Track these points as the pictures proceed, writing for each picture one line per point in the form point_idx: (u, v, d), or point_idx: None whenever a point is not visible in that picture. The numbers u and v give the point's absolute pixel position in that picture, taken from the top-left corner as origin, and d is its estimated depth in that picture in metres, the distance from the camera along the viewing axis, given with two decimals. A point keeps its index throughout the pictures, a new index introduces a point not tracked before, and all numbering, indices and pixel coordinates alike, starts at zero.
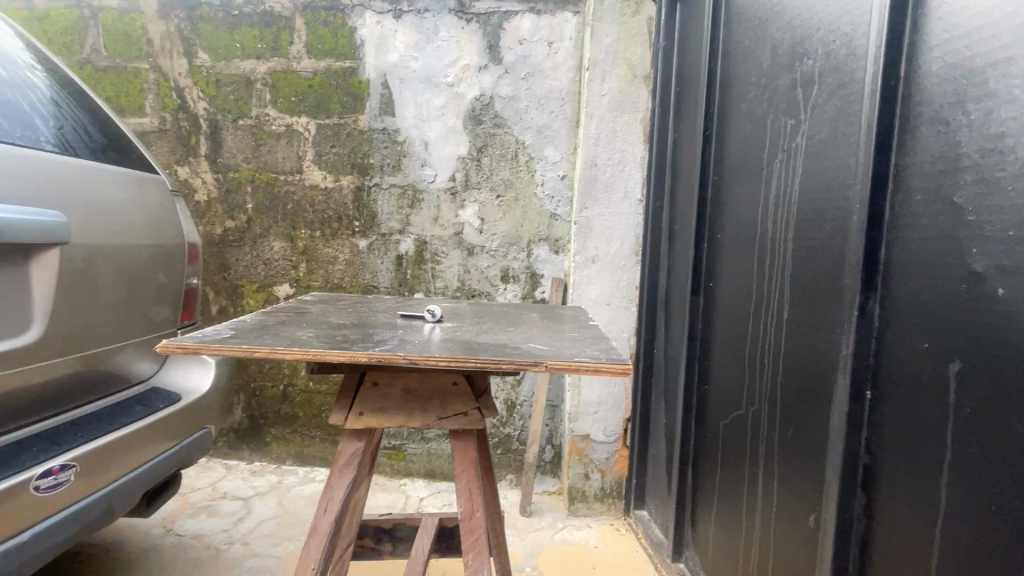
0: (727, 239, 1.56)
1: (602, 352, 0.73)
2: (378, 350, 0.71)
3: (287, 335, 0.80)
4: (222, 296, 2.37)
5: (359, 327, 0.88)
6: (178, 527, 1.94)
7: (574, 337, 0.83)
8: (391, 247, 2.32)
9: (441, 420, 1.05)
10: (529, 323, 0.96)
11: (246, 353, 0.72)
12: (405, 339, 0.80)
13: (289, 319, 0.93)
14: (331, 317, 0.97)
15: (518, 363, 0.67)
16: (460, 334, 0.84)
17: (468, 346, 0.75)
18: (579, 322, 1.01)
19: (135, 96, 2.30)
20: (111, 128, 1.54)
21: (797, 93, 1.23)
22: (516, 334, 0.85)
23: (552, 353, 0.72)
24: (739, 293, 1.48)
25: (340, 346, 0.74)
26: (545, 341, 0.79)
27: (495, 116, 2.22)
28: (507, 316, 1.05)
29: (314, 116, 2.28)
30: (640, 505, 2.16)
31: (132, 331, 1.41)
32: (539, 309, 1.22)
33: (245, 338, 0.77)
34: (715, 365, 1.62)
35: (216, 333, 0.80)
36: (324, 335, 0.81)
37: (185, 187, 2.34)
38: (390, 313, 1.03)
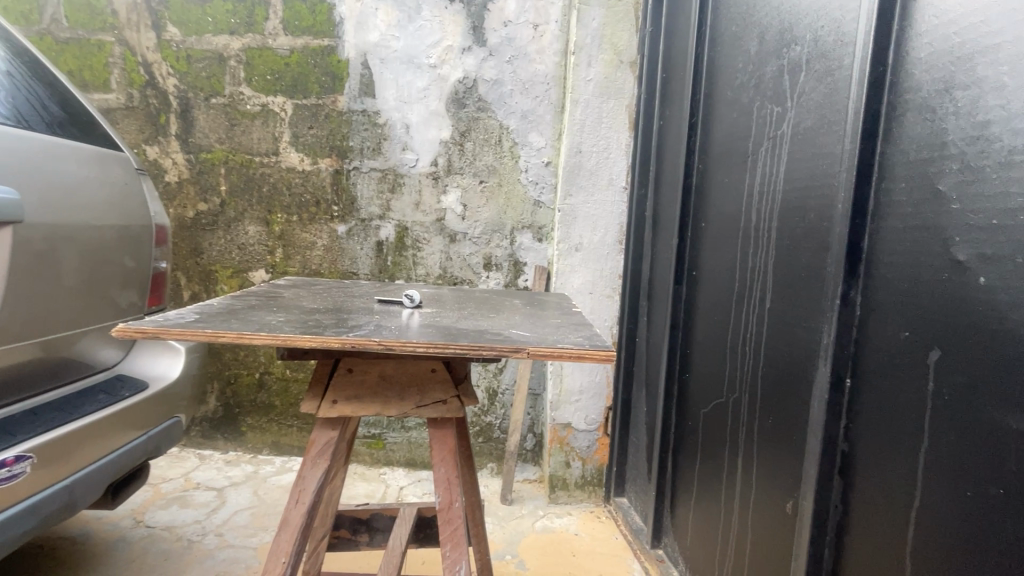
0: (711, 227, 1.55)
1: (587, 339, 0.71)
2: (352, 335, 0.68)
3: (256, 320, 0.76)
4: (194, 281, 2.29)
5: (334, 313, 0.84)
6: (148, 518, 1.88)
7: (557, 324, 0.81)
8: (371, 233, 2.27)
9: (419, 409, 1.03)
10: (511, 309, 0.94)
11: (210, 339, 0.68)
12: (382, 324, 0.77)
13: (259, 304, 0.88)
14: (305, 301, 0.93)
15: (499, 350, 0.65)
16: (440, 320, 0.81)
17: (448, 332, 0.72)
18: (562, 309, 0.99)
19: (99, 70, 2.19)
20: (72, 103, 1.45)
21: (784, 80, 1.22)
22: (497, 321, 0.82)
23: (535, 339, 0.69)
24: (721, 281, 1.48)
25: (312, 331, 0.70)
26: (528, 328, 0.77)
27: (478, 99, 2.18)
28: (489, 302, 1.02)
29: (290, 95, 2.20)
30: (620, 492, 2.17)
31: (95, 317, 1.34)
32: (522, 296, 1.19)
33: (210, 322, 0.73)
34: (697, 354, 1.62)
35: (179, 318, 0.75)
36: (296, 320, 0.77)
37: (155, 168, 2.24)
38: (367, 298, 1.00)
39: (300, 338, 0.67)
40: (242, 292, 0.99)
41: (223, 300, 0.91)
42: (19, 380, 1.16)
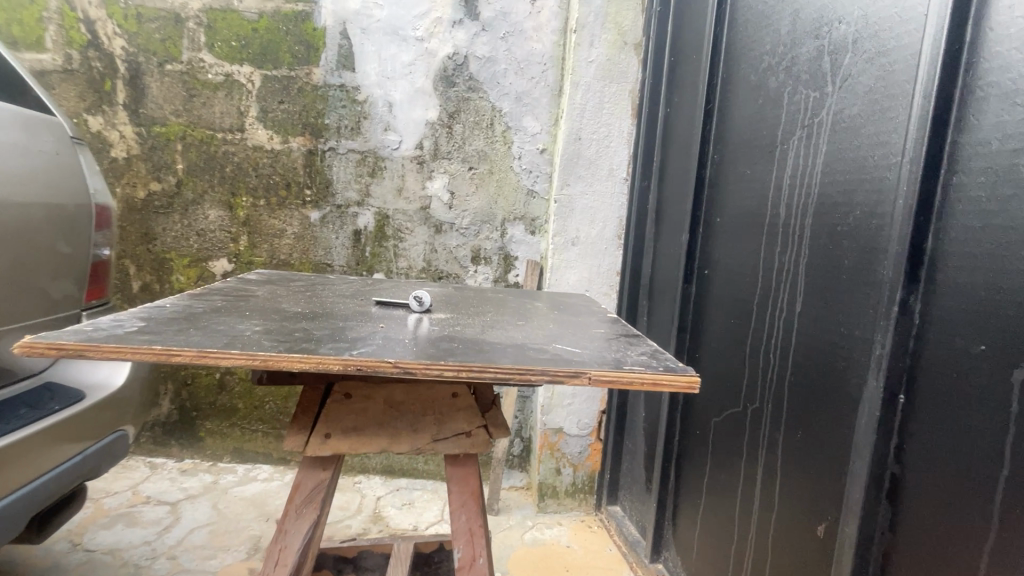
0: (727, 223, 1.44)
1: (648, 358, 0.57)
2: (356, 354, 0.51)
3: (224, 329, 0.58)
4: (145, 270, 2.04)
5: (324, 320, 0.67)
6: (88, 540, 1.65)
7: (596, 337, 0.67)
8: (348, 221, 2.07)
9: (436, 442, 0.94)
10: (535, 316, 0.79)
11: (158, 356, 0.50)
12: (388, 334, 0.60)
13: (226, 306, 0.70)
14: (284, 304, 0.76)
15: (552, 374, 0.50)
16: (459, 330, 0.65)
17: (477, 348, 0.57)
18: (592, 316, 0.85)
19: (31, 26, 1.90)
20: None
21: (823, 63, 1.11)
22: (528, 331, 0.67)
23: (587, 359, 0.55)
24: (739, 281, 1.37)
25: (299, 345, 0.53)
26: (566, 341, 0.62)
27: (469, 78, 2.01)
28: (503, 305, 0.87)
29: (258, 65, 1.96)
30: (613, 500, 2.06)
31: (20, 313, 1.11)
32: (536, 298, 1.05)
33: (158, 332, 0.55)
34: (707, 359, 1.51)
35: (116, 325, 0.57)
36: (275, 330, 0.60)
37: (99, 141, 1.97)
38: (359, 300, 0.83)
39: (285, 357, 0.50)
40: (205, 290, 0.80)
41: (178, 301, 0.72)
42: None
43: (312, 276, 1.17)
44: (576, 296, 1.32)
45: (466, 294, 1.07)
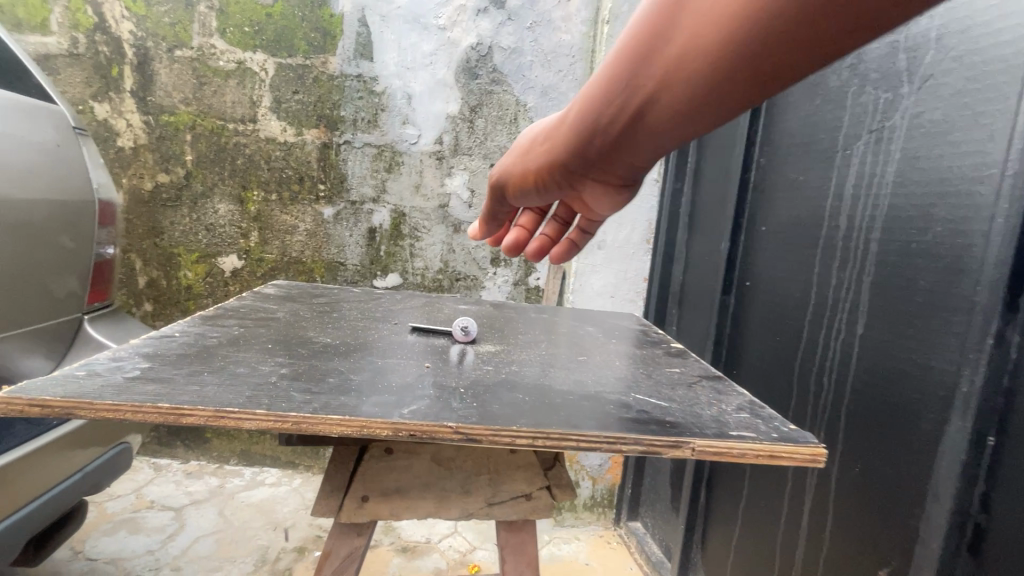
0: (774, 233, 1.34)
1: (760, 425, 0.56)
2: (405, 417, 0.48)
3: (247, 383, 0.52)
4: (152, 266, 1.96)
5: (357, 370, 0.61)
6: (90, 548, 1.59)
7: (703, 394, 0.67)
8: (363, 218, 1.98)
9: (490, 507, 0.91)
10: (594, 370, 0.73)
11: (172, 417, 0.45)
12: (434, 400, 0.54)
13: (246, 347, 0.64)
14: (310, 344, 0.69)
15: (646, 445, 0.49)
16: (507, 390, 0.60)
17: (536, 419, 0.52)
18: (645, 367, 0.78)
19: (37, 8, 1.80)
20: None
21: (897, 61, 1.00)
22: (585, 395, 0.61)
23: (693, 423, 0.55)
24: (788, 296, 1.27)
25: (332, 410, 0.48)
26: (672, 399, 0.63)
27: (493, 70, 1.90)
28: (556, 351, 0.83)
29: (272, 52, 1.86)
30: (633, 516, 1.98)
31: (19, 317, 1.03)
32: (577, 336, 0.98)
33: (173, 388, 0.49)
34: (745, 376, 1.42)
35: (125, 376, 0.50)
36: (304, 383, 0.54)
37: (105, 130, 1.88)
38: (390, 340, 0.77)
39: (323, 420, 0.46)
40: (222, 318, 0.75)
41: (194, 336, 0.66)
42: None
43: (333, 291, 1.10)
44: (614, 315, 1.26)
45: (499, 326, 1.00)
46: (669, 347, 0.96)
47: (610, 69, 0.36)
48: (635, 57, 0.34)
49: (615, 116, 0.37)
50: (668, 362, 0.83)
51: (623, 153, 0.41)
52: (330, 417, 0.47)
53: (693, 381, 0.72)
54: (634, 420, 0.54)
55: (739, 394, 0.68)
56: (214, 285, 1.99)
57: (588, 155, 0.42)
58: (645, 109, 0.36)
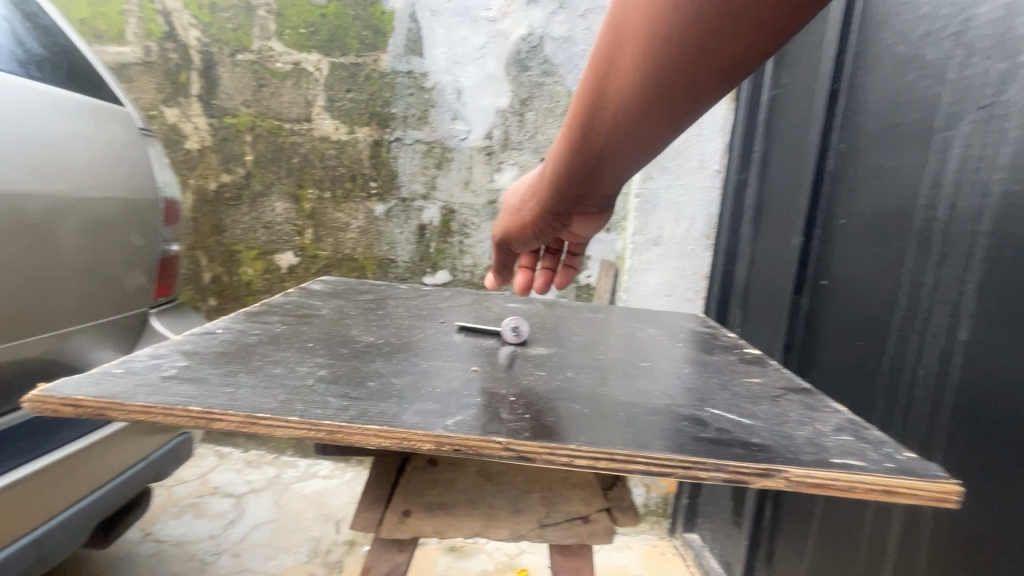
0: (856, 226, 1.21)
1: (868, 451, 0.49)
2: (450, 430, 0.44)
3: (284, 386, 0.50)
4: (216, 263, 2.04)
5: (401, 373, 0.58)
6: (158, 530, 1.67)
7: (792, 410, 0.60)
8: (413, 215, 1.98)
9: (542, 528, 0.86)
10: (660, 379, 0.67)
11: (203, 420, 0.43)
12: (481, 409, 0.50)
13: (286, 347, 0.62)
14: (352, 344, 0.67)
15: (729, 472, 0.43)
16: (563, 400, 0.55)
17: (597, 436, 0.46)
18: (717, 377, 0.71)
19: (114, 19, 1.92)
20: (54, 35, 1.14)
21: (1013, 24, 0.87)
22: (652, 408, 0.55)
23: (785, 447, 0.48)
24: (873, 297, 1.14)
25: (371, 418, 0.45)
26: (756, 416, 0.56)
27: (544, 61, 1.85)
28: (615, 356, 0.77)
29: (326, 52, 1.89)
30: (689, 527, 1.88)
31: (90, 310, 1.08)
32: (637, 339, 0.91)
33: (208, 390, 0.47)
34: (821, 384, 1.30)
35: (163, 377, 0.49)
36: (343, 387, 0.52)
37: (174, 133, 1.98)
38: (436, 341, 0.73)
39: (361, 429, 0.43)
40: (266, 317, 0.75)
41: (234, 335, 0.65)
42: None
43: (380, 288, 1.08)
44: (674, 316, 1.17)
45: (551, 327, 0.95)
46: (742, 353, 0.87)
47: (562, 144, 0.47)
48: (582, 128, 0.42)
49: (580, 172, 0.49)
50: (744, 370, 0.76)
51: (595, 188, 0.52)
52: (367, 428, 0.43)
53: (778, 396, 0.65)
54: (713, 441, 0.48)
55: (834, 412, 0.60)
56: (272, 280, 2.05)
57: (576, 186, 0.52)
58: (597, 163, 0.47)
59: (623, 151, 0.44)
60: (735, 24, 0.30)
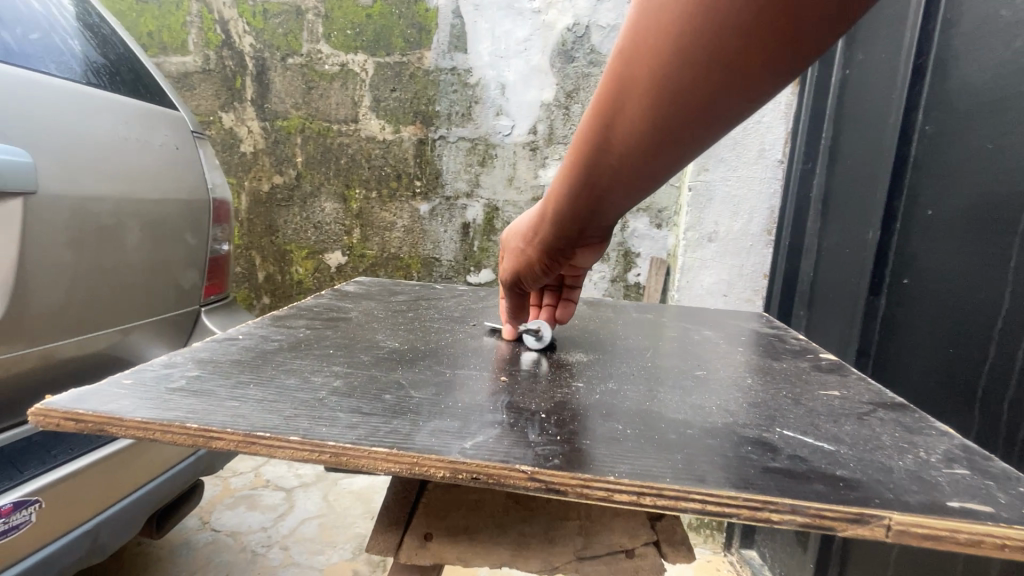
0: (948, 218, 1.08)
1: (991, 492, 0.42)
2: (468, 454, 0.41)
3: (292, 400, 0.49)
4: (269, 262, 2.11)
5: (422, 385, 0.56)
6: (215, 519, 1.74)
7: (885, 433, 0.52)
8: (457, 213, 1.96)
9: (579, 561, 0.78)
10: (717, 392, 0.61)
11: (203, 438, 0.42)
12: (507, 429, 0.47)
13: (303, 353, 0.64)
14: (373, 351, 0.67)
15: (806, 513, 0.38)
16: (603, 419, 0.51)
17: (642, 466, 0.42)
18: (787, 389, 0.64)
19: (177, 31, 2.01)
20: (112, 43, 1.20)
21: None
22: (709, 431, 0.50)
23: (883, 484, 0.42)
24: (973, 298, 1.01)
25: (380, 439, 0.42)
26: (840, 441, 0.50)
27: (590, 51, 1.77)
28: (664, 364, 0.72)
29: (372, 53, 1.91)
30: (748, 543, 1.75)
31: (147, 308, 1.12)
32: (691, 343, 0.84)
33: (210, 405, 0.47)
34: (905, 394, 1.16)
35: (173, 390, 0.50)
36: (356, 400, 0.51)
37: (230, 137, 2.06)
38: (465, 349, 0.72)
39: (367, 452, 0.41)
40: (291, 321, 0.78)
41: (255, 341, 0.68)
42: (27, 390, 0.91)
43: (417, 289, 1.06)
44: (736, 315, 1.08)
45: (594, 330, 0.90)
46: (816, 359, 0.78)
47: (561, 188, 0.50)
48: (588, 167, 0.45)
49: (578, 212, 0.51)
50: (819, 381, 0.68)
51: (593, 228, 0.54)
52: (375, 451, 0.41)
53: (866, 414, 0.57)
54: (789, 474, 0.42)
55: (937, 436, 0.52)
56: (322, 279, 2.09)
57: (583, 222, 0.53)
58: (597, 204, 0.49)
59: (622, 194, 0.47)
60: (740, 60, 0.32)
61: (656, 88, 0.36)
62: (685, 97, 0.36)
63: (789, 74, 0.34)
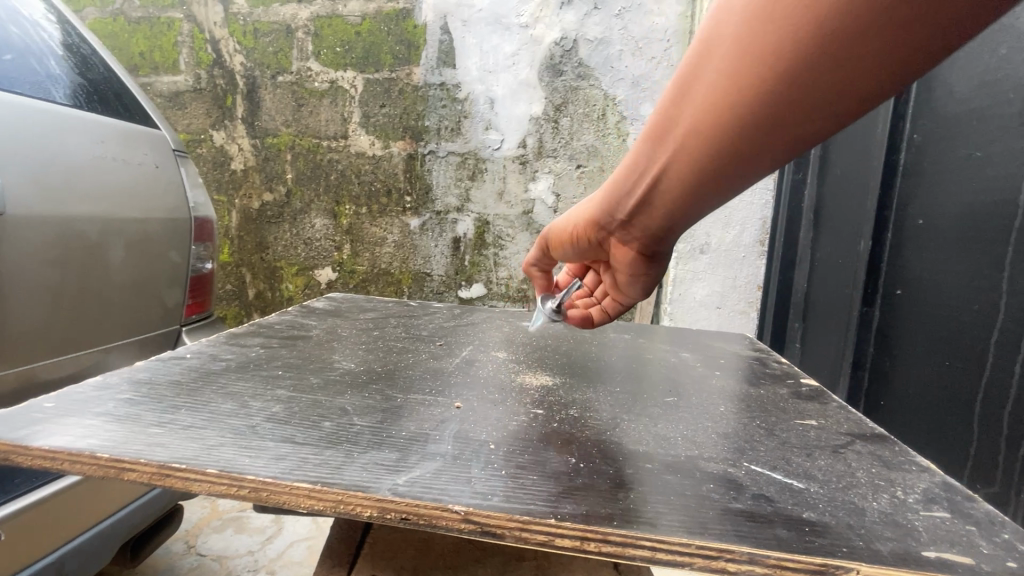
0: (938, 230, 1.06)
1: (972, 539, 0.41)
2: (407, 490, 0.43)
3: (222, 428, 0.52)
4: (260, 279, 2.09)
5: (366, 413, 0.58)
6: (201, 543, 1.70)
7: (860, 469, 0.52)
8: (448, 228, 1.95)
9: None
10: (687, 422, 0.62)
11: (115, 469, 0.45)
12: (448, 462, 0.48)
13: (248, 374, 0.68)
14: (324, 374, 0.70)
15: (760, 556, 0.38)
16: (556, 452, 0.52)
17: (595, 507, 0.42)
18: (762, 418, 0.64)
19: (169, 50, 2.01)
20: (93, 64, 1.20)
21: None
22: (670, 465, 0.51)
23: (854, 529, 0.42)
24: (968, 310, 0.99)
25: (303, 474, 0.44)
26: (812, 478, 0.50)
27: (579, 64, 1.77)
28: (633, 391, 0.71)
29: (361, 69, 1.91)
30: None
31: (133, 330, 1.10)
32: (665, 365, 0.84)
33: (130, 433, 0.50)
34: (903, 409, 1.13)
35: (97, 418, 0.53)
36: (291, 429, 0.53)
37: (221, 155, 2.05)
38: (422, 371, 0.74)
39: (288, 487, 0.42)
40: (248, 340, 0.83)
41: (204, 361, 0.72)
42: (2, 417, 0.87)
43: (393, 312, 1.07)
44: (721, 336, 1.06)
45: (568, 351, 0.89)
46: (796, 385, 0.77)
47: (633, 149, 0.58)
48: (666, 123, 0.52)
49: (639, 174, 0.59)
50: (797, 410, 0.68)
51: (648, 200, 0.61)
52: (297, 487, 0.42)
53: (842, 447, 0.57)
54: (752, 517, 0.42)
55: (916, 472, 0.52)
56: (312, 296, 2.08)
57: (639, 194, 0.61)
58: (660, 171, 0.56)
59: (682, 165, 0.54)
60: (830, 42, 0.40)
61: (738, 87, 0.45)
62: (758, 100, 0.45)
63: (861, 71, 0.41)
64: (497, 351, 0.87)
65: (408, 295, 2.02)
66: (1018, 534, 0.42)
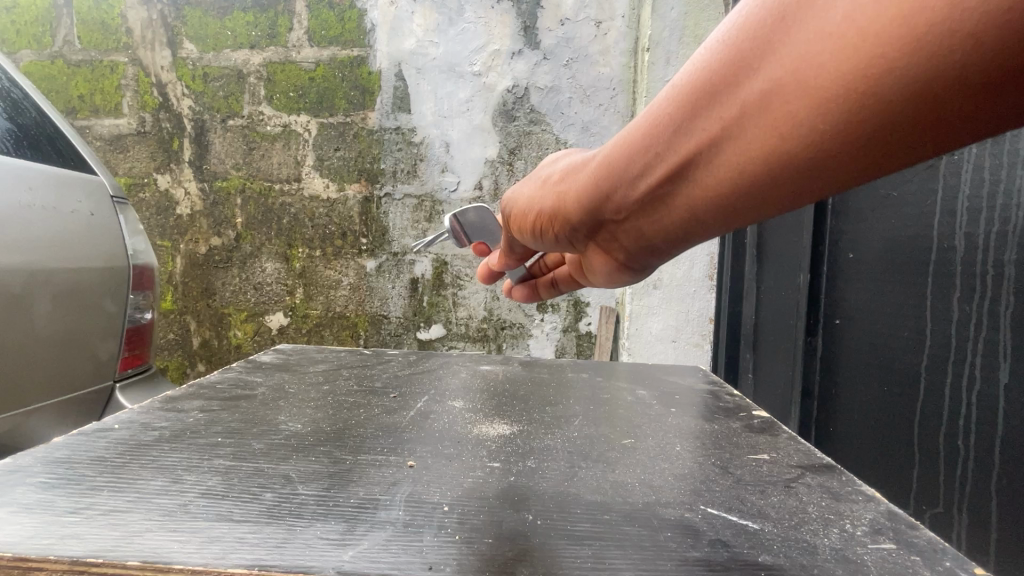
0: (867, 263, 1.14)
1: (916, 570, 0.43)
2: (355, 566, 0.40)
3: (151, 510, 0.48)
4: (206, 327, 1.99)
5: (312, 480, 0.55)
6: None
7: (811, 504, 0.53)
8: (405, 269, 1.93)
9: None
10: (645, 465, 0.62)
11: (19, 569, 0.40)
12: (399, 530, 0.46)
13: (183, 445, 0.63)
14: (267, 438, 0.66)
15: None
16: (513, 510, 0.50)
17: (550, 570, 0.41)
18: (716, 456, 0.65)
19: (111, 94, 1.96)
20: (24, 109, 1.15)
21: None
22: (628, 515, 0.50)
23: (808, 571, 0.42)
24: (901, 337, 1.05)
25: (241, 557, 0.41)
26: (765, 517, 0.50)
27: (530, 110, 1.85)
28: (591, 435, 0.71)
29: (315, 113, 1.91)
30: None
31: (58, 388, 1.00)
32: (622, 406, 0.84)
33: (40, 525, 0.45)
34: (851, 434, 1.17)
35: (3, 508, 0.47)
36: (227, 505, 0.49)
37: (165, 200, 1.98)
38: (373, 428, 0.71)
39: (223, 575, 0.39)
40: (184, 403, 0.78)
41: (133, 432, 0.67)
42: None
43: (346, 364, 1.03)
44: (676, 371, 1.08)
45: (524, 395, 0.89)
46: (748, 418, 0.79)
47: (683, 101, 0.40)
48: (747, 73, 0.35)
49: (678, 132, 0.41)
50: (750, 444, 0.69)
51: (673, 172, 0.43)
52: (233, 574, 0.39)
53: (794, 480, 0.59)
54: (710, 566, 0.42)
55: (863, 503, 0.54)
56: (262, 342, 1.99)
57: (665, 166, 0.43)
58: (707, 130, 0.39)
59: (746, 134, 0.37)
60: None
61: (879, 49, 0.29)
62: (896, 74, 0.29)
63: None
64: (453, 401, 0.84)
65: (364, 337, 1.96)
66: (957, 560, 0.44)
